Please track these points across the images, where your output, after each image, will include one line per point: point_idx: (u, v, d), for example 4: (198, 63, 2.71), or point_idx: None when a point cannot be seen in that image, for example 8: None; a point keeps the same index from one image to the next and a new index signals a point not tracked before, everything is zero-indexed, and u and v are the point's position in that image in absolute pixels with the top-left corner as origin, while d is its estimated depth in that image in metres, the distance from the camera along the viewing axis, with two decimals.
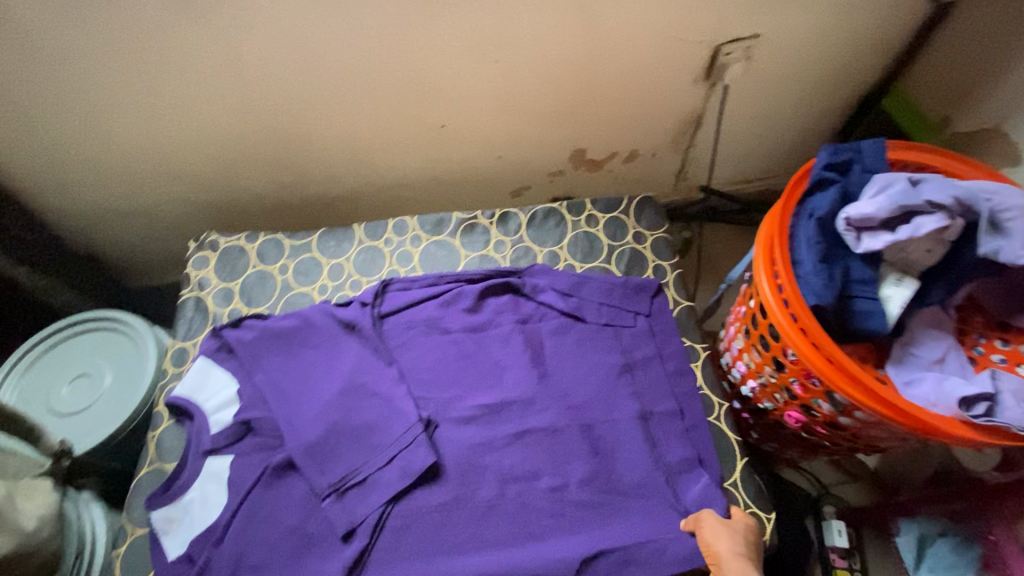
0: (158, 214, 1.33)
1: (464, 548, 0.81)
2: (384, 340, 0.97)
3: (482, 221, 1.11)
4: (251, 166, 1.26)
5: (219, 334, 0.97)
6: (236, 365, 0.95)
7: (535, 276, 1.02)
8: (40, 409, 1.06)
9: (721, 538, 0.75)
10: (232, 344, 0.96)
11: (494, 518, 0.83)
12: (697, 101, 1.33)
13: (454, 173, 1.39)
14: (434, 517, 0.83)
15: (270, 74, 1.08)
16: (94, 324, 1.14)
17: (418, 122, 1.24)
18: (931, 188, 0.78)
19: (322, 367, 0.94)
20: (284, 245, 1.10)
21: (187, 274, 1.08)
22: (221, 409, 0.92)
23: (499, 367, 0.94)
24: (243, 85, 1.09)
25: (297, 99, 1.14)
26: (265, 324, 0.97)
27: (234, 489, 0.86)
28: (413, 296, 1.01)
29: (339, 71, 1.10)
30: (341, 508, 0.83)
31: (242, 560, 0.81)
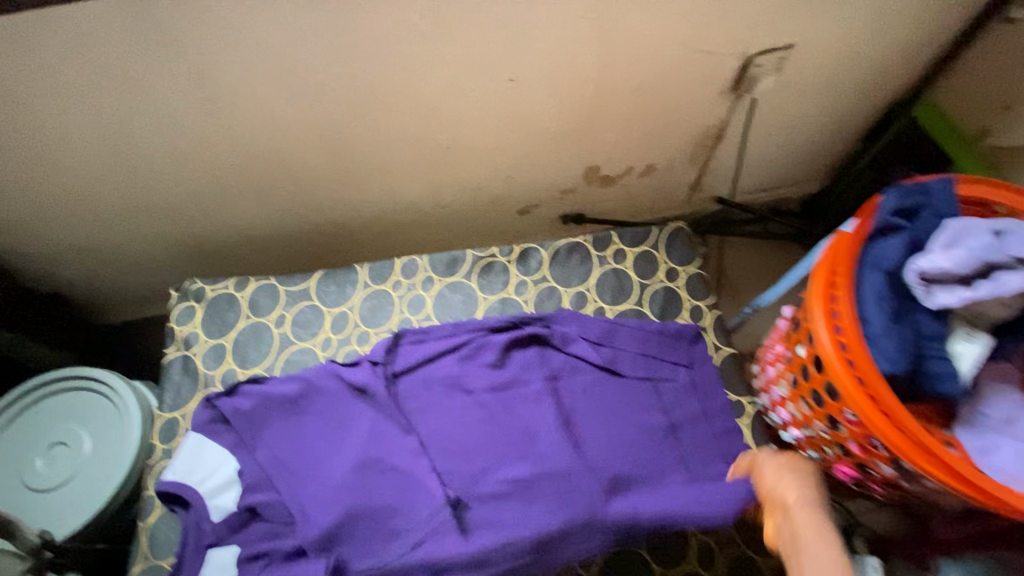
0: (131, 248, 1.19)
1: None
2: (399, 403, 0.88)
3: (500, 259, 1.01)
4: (234, 196, 1.13)
5: (213, 404, 0.86)
6: (234, 439, 0.85)
7: (563, 324, 0.93)
8: (11, 486, 0.94)
9: (788, 484, 0.70)
10: (228, 414, 0.86)
11: None
12: (722, 114, 1.24)
13: (459, 194, 1.28)
14: None
15: (258, 99, 0.95)
16: (66, 384, 1.01)
17: (422, 144, 1.12)
18: (1018, 242, 0.71)
19: (331, 438, 0.84)
20: (278, 293, 0.98)
21: (170, 329, 0.96)
22: (220, 492, 0.82)
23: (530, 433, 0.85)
24: (227, 112, 0.96)
25: (288, 125, 1.01)
26: (265, 389, 0.87)
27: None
28: (430, 350, 0.91)
29: (336, 94, 0.97)
30: None
31: None
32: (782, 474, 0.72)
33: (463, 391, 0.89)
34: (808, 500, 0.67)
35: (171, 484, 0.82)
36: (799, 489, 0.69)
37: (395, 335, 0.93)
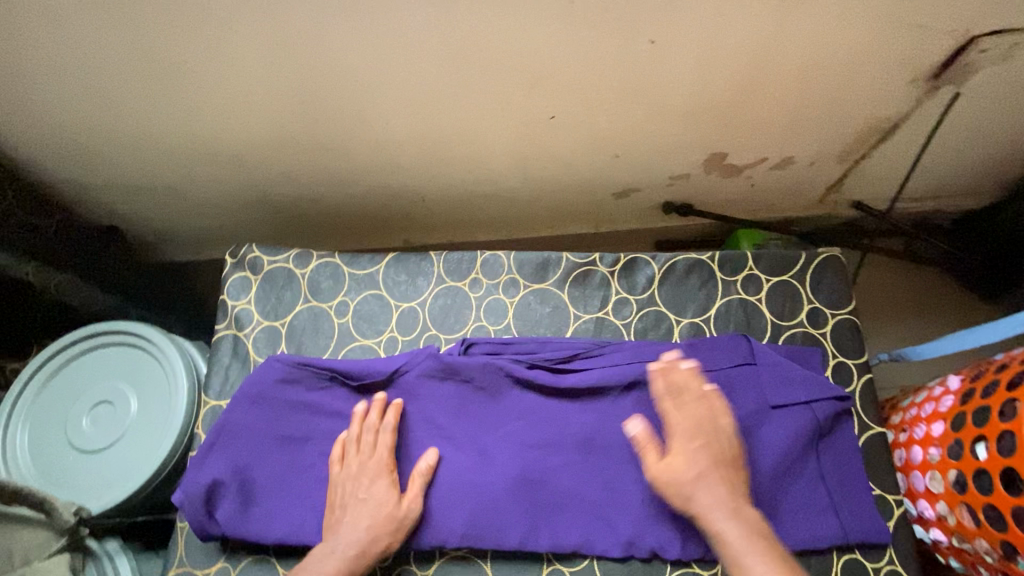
0: (186, 190, 1.08)
1: (525, 511, 0.70)
2: (476, 424, 0.75)
3: (601, 269, 0.84)
4: (300, 147, 0.99)
5: (273, 365, 0.76)
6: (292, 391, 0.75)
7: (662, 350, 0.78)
8: (59, 436, 0.90)
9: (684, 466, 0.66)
10: (292, 398, 0.75)
11: (565, 513, 0.70)
12: (903, 107, 0.97)
13: (552, 170, 1.09)
14: (498, 481, 0.71)
15: (339, 38, 0.78)
16: (116, 337, 0.94)
17: (522, 109, 0.93)
18: None
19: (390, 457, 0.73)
20: (342, 274, 0.85)
21: (221, 300, 0.85)
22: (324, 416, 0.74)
23: (624, 484, 0.71)
24: (302, 50, 0.80)
25: (369, 72, 0.83)
26: (340, 371, 0.76)
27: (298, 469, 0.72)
28: (505, 362, 0.77)
29: (435, 42, 0.79)
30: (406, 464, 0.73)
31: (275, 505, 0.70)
32: (681, 452, 0.67)
33: (551, 425, 0.74)
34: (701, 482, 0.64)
35: (218, 461, 0.71)
36: (705, 469, 0.65)
37: (462, 343, 0.80)
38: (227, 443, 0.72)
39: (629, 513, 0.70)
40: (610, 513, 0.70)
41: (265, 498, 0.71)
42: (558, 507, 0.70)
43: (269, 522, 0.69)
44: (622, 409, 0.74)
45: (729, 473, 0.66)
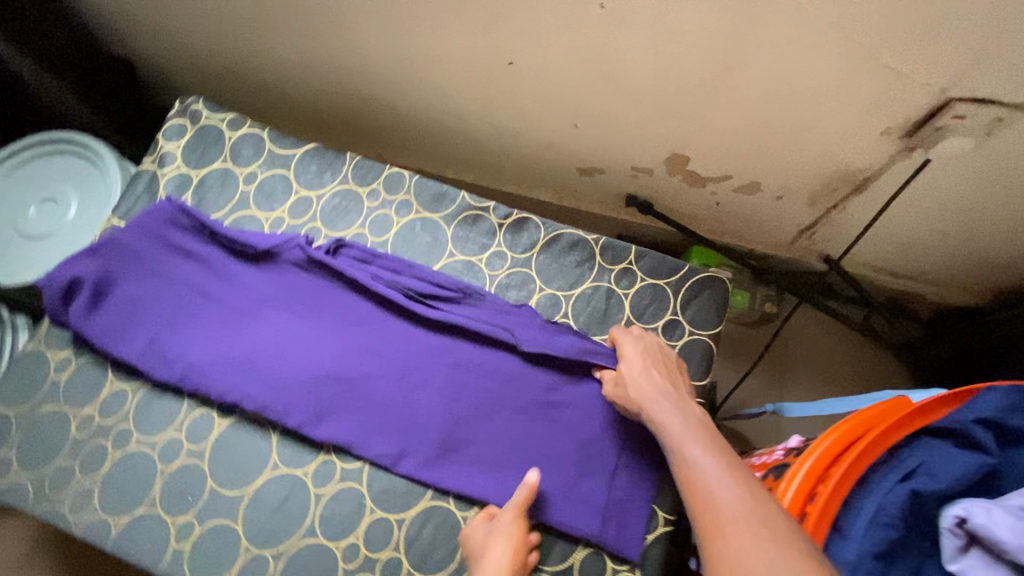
0: (179, 44, 1.15)
1: (328, 405, 0.75)
2: (313, 319, 0.79)
3: (491, 218, 0.84)
4: (278, 31, 1.03)
5: (166, 208, 0.83)
6: (173, 236, 0.82)
7: (511, 317, 0.78)
8: (6, 216, 1.02)
9: (629, 376, 0.70)
10: (176, 241, 0.82)
11: (355, 418, 0.75)
12: (875, 161, 0.91)
13: (514, 124, 1.09)
14: (314, 370, 0.76)
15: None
16: (86, 150, 1.05)
17: (482, 48, 0.93)
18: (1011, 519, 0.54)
19: (227, 319, 0.79)
20: (263, 148, 0.90)
21: (157, 139, 0.92)
22: (190, 268, 0.81)
23: (414, 410, 0.75)
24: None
25: None
26: (214, 231, 0.82)
27: (152, 300, 0.80)
28: (364, 274, 0.80)
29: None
30: (247, 328, 0.79)
31: (121, 323, 0.79)
32: (627, 359, 0.72)
33: (376, 339, 0.78)
34: (637, 389, 0.69)
35: (89, 264, 0.80)
36: (650, 375, 0.70)
37: (336, 245, 0.82)
38: (108, 255, 0.81)
39: (412, 442, 0.74)
40: (397, 432, 0.74)
41: (115, 309, 0.80)
42: (355, 411, 0.75)
43: (108, 332, 0.79)
44: (448, 355, 0.77)
45: (674, 383, 0.69)
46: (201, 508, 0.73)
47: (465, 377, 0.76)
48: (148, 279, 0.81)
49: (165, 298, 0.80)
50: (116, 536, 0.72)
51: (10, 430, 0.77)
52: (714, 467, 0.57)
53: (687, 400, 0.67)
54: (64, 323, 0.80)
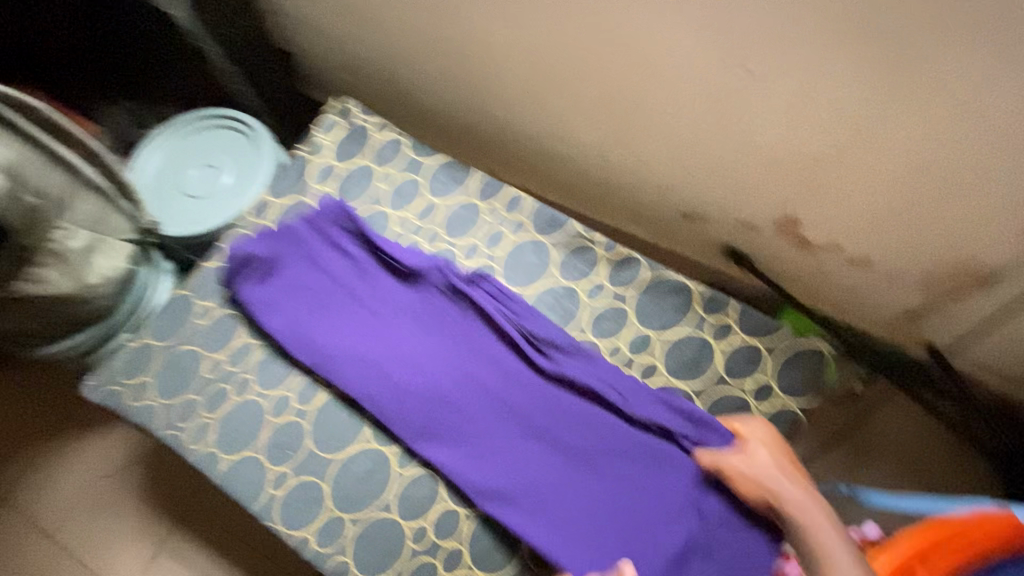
0: (339, 48, 1.28)
1: (437, 419, 0.80)
2: (431, 337, 0.84)
3: (597, 250, 0.88)
4: (431, 47, 1.15)
5: (333, 209, 0.90)
6: (334, 236, 0.89)
7: (621, 383, 0.78)
8: (172, 175, 1.18)
9: (752, 456, 0.71)
10: (335, 239, 0.89)
11: (458, 438, 0.79)
12: (1005, 259, 0.87)
13: (629, 161, 1.14)
14: (435, 387, 0.81)
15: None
16: (244, 127, 1.20)
17: (618, 88, 1.00)
18: None
19: (355, 324, 0.85)
20: (403, 154, 1.01)
21: (312, 130, 1.04)
22: (341, 269, 0.88)
23: (509, 438, 0.79)
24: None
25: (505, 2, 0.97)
26: (370, 239, 0.88)
27: (306, 289, 0.88)
28: (495, 308, 0.83)
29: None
30: (381, 331, 0.85)
31: (275, 302, 0.88)
32: (748, 441, 0.72)
33: (487, 369, 0.81)
34: (761, 472, 0.70)
35: (266, 244, 0.90)
36: (773, 460, 0.70)
37: (477, 275, 0.85)
38: (280, 240, 0.90)
39: (505, 475, 0.77)
40: (489, 464, 0.78)
41: (275, 289, 0.88)
42: (460, 432, 0.79)
43: (264, 306, 0.88)
44: (553, 404, 0.79)
45: (795, 467, 0.70)
46: (297, 463, 0.81)
47: (565, 421, 0.78)
48: (304, 264, 0.89)
49: (319, 289, 0.88)
50: (223, 472, 0.82)
51: (151, 360, 0.89)
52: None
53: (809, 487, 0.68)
54: (232, 286, 0.90)
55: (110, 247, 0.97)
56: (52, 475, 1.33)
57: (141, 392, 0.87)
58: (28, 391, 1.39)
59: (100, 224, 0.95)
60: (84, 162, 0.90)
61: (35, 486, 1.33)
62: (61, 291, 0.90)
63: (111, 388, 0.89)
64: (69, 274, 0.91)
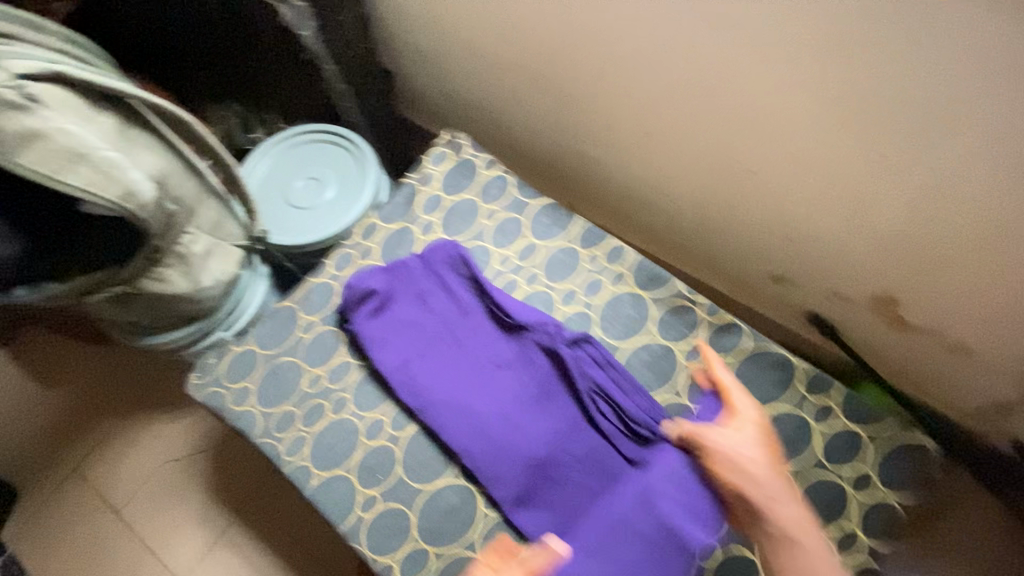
0: (446, 78, 1.33)
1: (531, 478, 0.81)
2: (530, 399, 0.85)
3: (698, 312, 0.88)
4: (542, 88, 1.18)
5: (454, 253, 0.94)
6: (449, 281, 0.93)
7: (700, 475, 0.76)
8: (278, 185, 1.23)
9: (730, 437, 0.74)
10: (448, 282, 0.93)
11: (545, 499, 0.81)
12: None
13: (725, 219, 1.14)
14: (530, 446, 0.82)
15: (631, 19, 0.93)
16: (349, 146, 1.25)
17: (730, 151, 1.01)
18: None
19: (456, 378, 0.87)
20: (508, 192, 1.03)
21: (423, 160, 1.09)
22: (455, 314, 0.92)
23: (594, 492, 0.80)
24: (596, 16, 0.97)
25: (630, 58, 0.99)
26: (485, 289, 0.91)
27: (416, 328, 0.92)
28: (598, 377, 0.84)
29: (699, 60, 0.91)
30: (485, 378, 0.87)
31: (385, 336, 0.91)
32: (740, 420, 0.76)
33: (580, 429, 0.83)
34: (742, 455, 0.73)
35: (382, 279, 0.94)
36: (755, 445, 0.73)
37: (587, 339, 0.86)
38: (397, 276, 0.94)
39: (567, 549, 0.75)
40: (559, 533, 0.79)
41: (387, 325, 0.92)
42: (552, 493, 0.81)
43: (374, 338, 0.91)
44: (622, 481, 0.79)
45: (774, 455, 0.73)
46: (386, 489, 0.83)
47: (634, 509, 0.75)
48: (414, 303, 0.93)
49: (427, 330, 0.91)
50: (314, 488, 0.85)
51: (254, 367, 0.93)
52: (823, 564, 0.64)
53: (779, 467, 0.72)
54: (344, 315, 0.93)
55: (222, 252, 1.01)
56: (124, 452, 1.39)
57: (242, 398, 0.91)
58: (111, 367, 1.45)
59: (215, 230, 0.99)
60: (207, 168, 0.94)
61: (107, 460, 1.38)
62: (177, 291, 0.95)
63: (214, 389, 0.93)
64: (186, 276, 0.95)
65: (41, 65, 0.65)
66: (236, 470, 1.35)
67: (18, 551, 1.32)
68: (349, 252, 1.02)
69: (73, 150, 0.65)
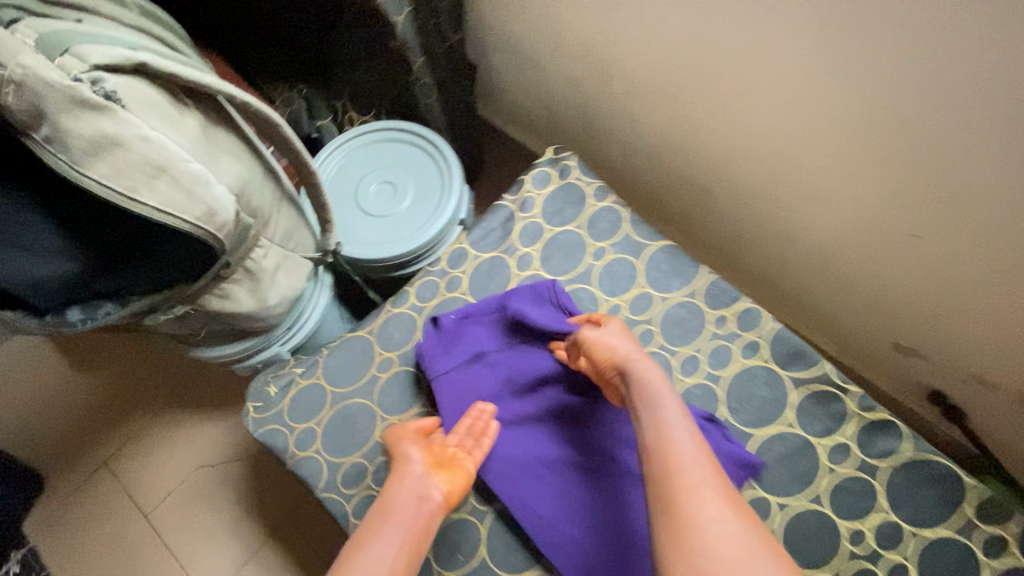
0: (546, 81, 1.20)
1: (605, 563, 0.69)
2: (561, 424, 0.77)
3: (848, 403, 0.74)
4: (659, 107, 1.04)
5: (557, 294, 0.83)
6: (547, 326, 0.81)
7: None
8: (350, 186, 1.12)
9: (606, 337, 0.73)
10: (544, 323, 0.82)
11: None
12: None
13: (853, 277, 1.00)
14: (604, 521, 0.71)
15: (809, 48, 0.77)
16: (429, 148, 1.12)
17: (883, 207, 0.87)
18: None
19: (508, 397, 0.80)
20: (620, 228, 0.89)
21: (523, 179, 0.96)
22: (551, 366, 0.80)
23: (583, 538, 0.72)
24: (759, 38, 0.81)
25: (777, 90, 0.85)
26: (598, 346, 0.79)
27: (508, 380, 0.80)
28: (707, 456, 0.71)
29: (888, 106, 0.75)
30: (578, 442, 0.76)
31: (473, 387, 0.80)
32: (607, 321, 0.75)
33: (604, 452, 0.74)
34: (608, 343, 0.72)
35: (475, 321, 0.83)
36: (631, 342, 0.72)
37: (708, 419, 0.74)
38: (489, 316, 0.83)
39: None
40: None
41: (476, 373, 0.81)
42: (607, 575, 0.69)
43: (460, 388, 0.80)
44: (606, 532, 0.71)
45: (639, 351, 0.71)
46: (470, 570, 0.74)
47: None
48: (505, 347, 0.82)
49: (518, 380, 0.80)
50: None
51: (323, 406, 0.81)
52: (696, 458, 0.59)
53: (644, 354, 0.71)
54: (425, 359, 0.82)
55: (292, 266, 0.89)
56: (157, 449, 1.30)
57: (307, 441, 0.80)
58: (149, 356, 1.36)
59: (286, 240, 0.87)
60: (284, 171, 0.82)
61: (138, 457, 1.29)
62: (243, 310, 0.84)
63: (275, 427, 0.82)
64: (255, 294, 0.84)
65: (125, 55, 0.52)
66: (277, 484, 1.26)
67: (37, 545, 1.24)
68: (433, 279, 0.89)
69: (154, 162, 0.53)
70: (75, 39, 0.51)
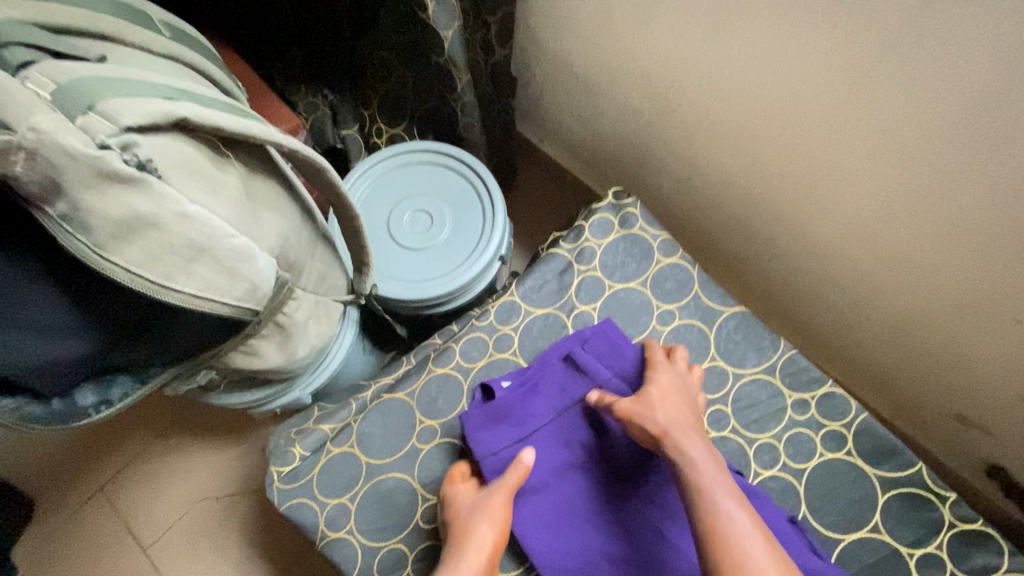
0: (592, 105, 1.09)
1: None
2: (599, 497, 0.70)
3: (943, 512, 0.69)
4: (721, 150, 0.94)
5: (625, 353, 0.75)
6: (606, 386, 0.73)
7: None
8: (382, 213, 1.02)
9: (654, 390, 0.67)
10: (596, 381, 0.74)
11: None
12: None
13: (919, 351, 0.92)
14: None
15: (927, 117, 0.67)
16: (469, 175, 1.02)
17: (971, 288, 0.78)
18: None
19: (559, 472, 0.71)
20: (689, 291, 0.81)
21: (580, 224, 0.86)
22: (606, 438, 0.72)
23: None
24: (865, 98, 0.71)
25: (867, 152, 0.76)
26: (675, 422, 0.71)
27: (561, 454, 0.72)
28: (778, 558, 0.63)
29: (1009, 194, 0.66)
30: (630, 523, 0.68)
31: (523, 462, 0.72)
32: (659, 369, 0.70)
33: (651, 538, 0.66)
34: (656, 395, 0.66)
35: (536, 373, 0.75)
36: (669, 399, 0.66)
37: (789, 521, 0.67)
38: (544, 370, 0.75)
39: None
40: None
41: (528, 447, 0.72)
42: None
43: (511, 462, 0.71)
44: None
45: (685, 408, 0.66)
46: None
47: None
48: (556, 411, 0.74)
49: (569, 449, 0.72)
50: None
51: (357, 479, 0.75)
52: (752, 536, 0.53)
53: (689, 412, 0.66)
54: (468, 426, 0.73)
55: (323, 312, 0.79)
56: (158, 478, 1.21)
57: (340, 518, 0.74)
58: None
59: (318, 284, 0.77)
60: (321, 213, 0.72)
61: (135, 486, 1.21)
62: (269, 365, 0.74)
63: (304, 499, 0.75)
64: (283, 349, 0.74)
65: (162, 109, 0.42)
66: (280, 523, 1.18)
67: None
68: (481, 336, 0.82)
69: (193, 244, 0.44)
70: (101, 90, 0.41)
